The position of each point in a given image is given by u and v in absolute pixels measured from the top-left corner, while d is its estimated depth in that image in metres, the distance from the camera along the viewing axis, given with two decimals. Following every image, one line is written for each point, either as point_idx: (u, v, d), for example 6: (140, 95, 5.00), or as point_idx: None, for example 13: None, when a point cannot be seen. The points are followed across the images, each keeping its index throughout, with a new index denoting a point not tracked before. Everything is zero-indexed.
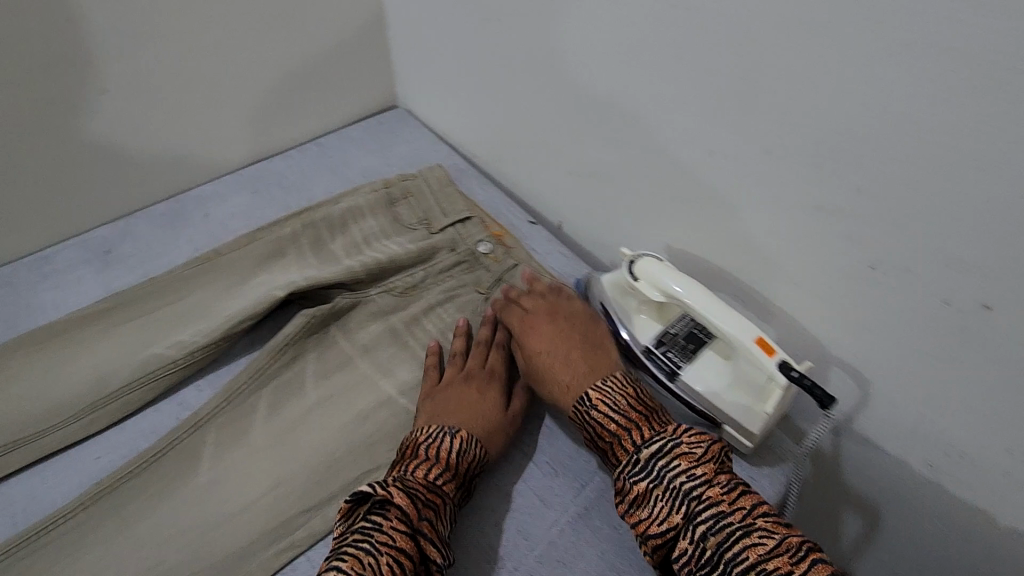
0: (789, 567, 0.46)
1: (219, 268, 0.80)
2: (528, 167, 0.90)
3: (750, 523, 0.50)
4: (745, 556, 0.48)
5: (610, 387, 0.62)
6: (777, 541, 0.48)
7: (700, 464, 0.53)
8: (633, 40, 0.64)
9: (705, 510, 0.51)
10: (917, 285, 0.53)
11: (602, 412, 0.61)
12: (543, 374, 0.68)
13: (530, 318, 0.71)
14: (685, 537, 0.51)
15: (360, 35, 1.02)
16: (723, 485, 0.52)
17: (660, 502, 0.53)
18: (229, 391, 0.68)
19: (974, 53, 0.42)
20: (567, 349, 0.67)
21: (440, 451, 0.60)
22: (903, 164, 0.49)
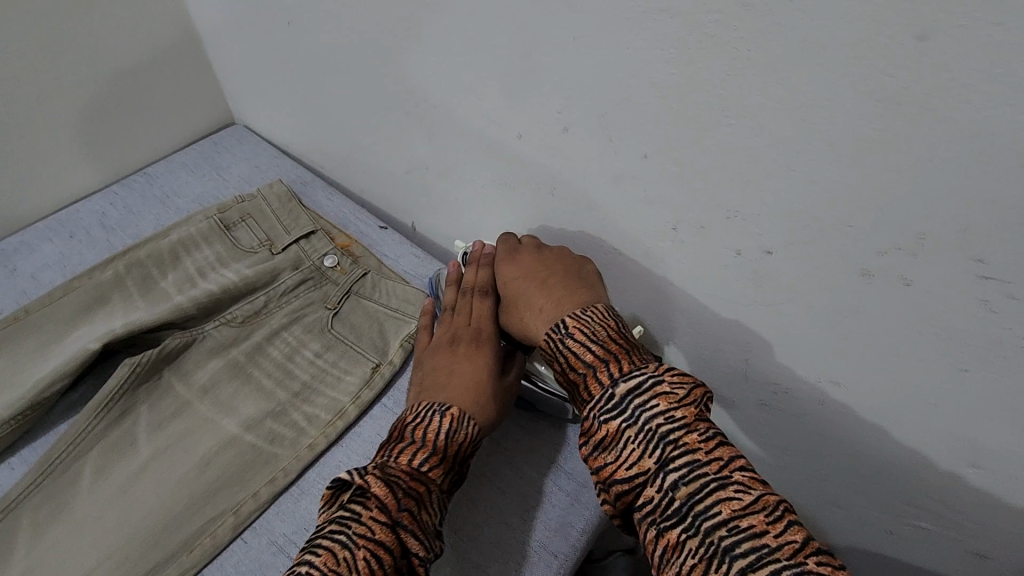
0: (765, 527, 0.42)
1: (27, 329, 0.72)
2: (367, 171, 0.87)
3: (727, 476, 0.45)
4: (718, 512, 0.43)
5: (595, 314, 0.56)
6: (754, 498, 0.43)
7: (681, 406, 0.48)
8: (425, 35, 0.63)
9: (681, 458, 0.46)
10: (709, 238, 0.55)
11: (578, 340, 0.54)
12: (520, 307, 0.62)
13: (517, 252, 0.65)
14: (654, 485, 0.46)
15: (173, 54, 0.94)
16: (703, 432, 0.47)
17: (633, 444, 0.47)
18: (46, 462, 0.61)
19: (712, 31, 0.43)
20: (548, 275, 0.61)
21: (427, 433, 0.55)
22: (674, 126, 0.50)
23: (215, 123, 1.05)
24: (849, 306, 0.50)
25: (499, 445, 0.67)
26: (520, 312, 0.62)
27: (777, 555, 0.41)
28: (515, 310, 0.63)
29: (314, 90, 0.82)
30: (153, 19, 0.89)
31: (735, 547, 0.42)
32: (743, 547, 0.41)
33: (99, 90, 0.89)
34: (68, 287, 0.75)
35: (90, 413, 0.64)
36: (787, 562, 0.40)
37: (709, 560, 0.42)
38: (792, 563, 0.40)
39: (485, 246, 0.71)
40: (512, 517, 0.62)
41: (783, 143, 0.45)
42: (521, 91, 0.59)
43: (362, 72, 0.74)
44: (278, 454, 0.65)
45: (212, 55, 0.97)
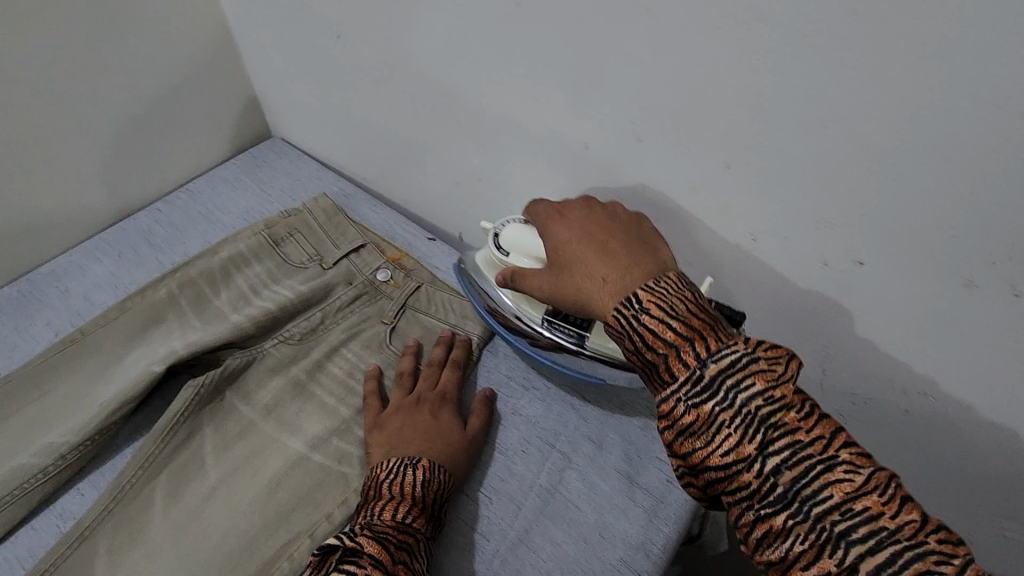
0: (881, 508, 0.39)
1: (87, 351, 0.71)
2: (413, 182, 0.87)
3: (833, 455, 0.41)
4: (828, 495, 0.40)
5: (670, 284, 0.49)
6: (864, 477, 0.40)
7: (778, 384, 0.44)
8: (485, 46, 0.62)
9: (782, 439, 0.42)
10: (792, 247, 0.54)
11: (655, 317, 0.47)
12: (576, 275, 0.55)
13: (567, 217, 0.59)
14: (753, 471, 0.42)
15: (212, 70, 0.93)
16: (801, 409, 0.43)
17: (730, 430, 0.43)
18: (118, 487, 0.61)
19: (816, 42, 0.42)
20: (607, 241, 0.55)
21: (403, 487, 0.57)
22: (761, 136, 0.49)
23: (251, 136, 1.04)
24: (946, 314, 0.49)
25: (569, 459, 0.66)
26: (574, 280, 0.55)
27: (896, 536, 0.38)
28: (569, 278, 0.56)
29: (360, 102, 0.82)
30: (191, 33, 0.88)
31: (851, 532, 0.39)
32: (857, 532, 0.39)
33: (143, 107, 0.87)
34: (123, 307, 0.74)
35: (157, 438, 0.64)
36: (907, 543, 0.38)
37: (820, 546, 0.39)
38: (914, 544, 0.38)
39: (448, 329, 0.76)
40: (590, 534, 0.61)
41: (884, 153, 0.44)
42: (589, 103, 0.58)
43: (413, 84, 0.73)
44: (347, 473, 0.64)
45: (248, 69, 0.96)
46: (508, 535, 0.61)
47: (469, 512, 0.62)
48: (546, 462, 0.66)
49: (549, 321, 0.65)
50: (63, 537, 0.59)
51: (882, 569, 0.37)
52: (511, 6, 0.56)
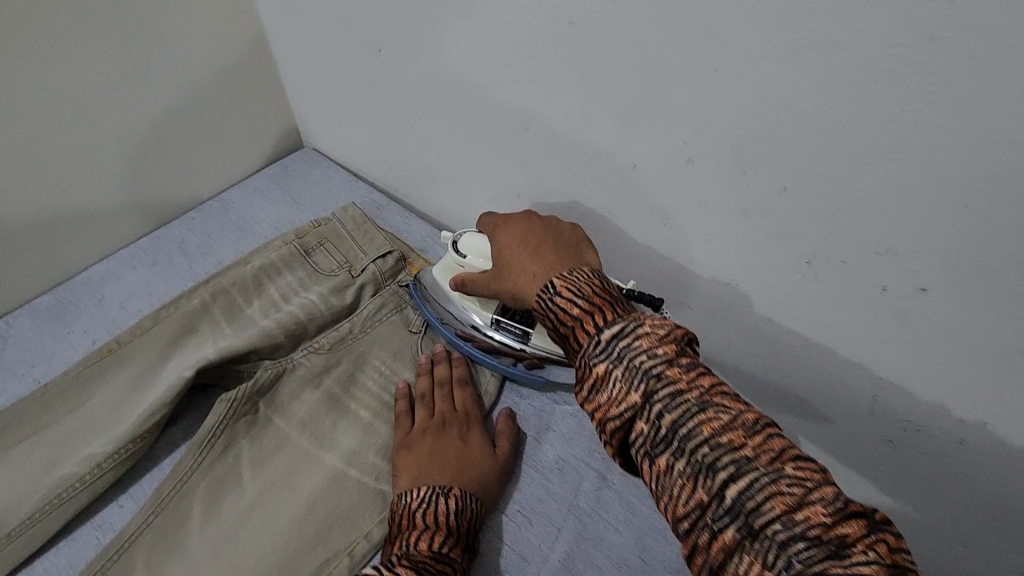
0: (744, 440, 0.39)
1: (123, 361, 0.71)
2: (446, 194, 0.86)
3: (708, 399, 0.42)
4: (699, 432, 0.40)
5: (582, 274, 0.53)
6: (733, 416, 0.41)
7: (662, 344, 0.44)
8: (534, 63, 0.61)
9: (665, 389, 0.42)
10: (850, 273, 0.53)
11: (565, 298, 0.50)
12: (515, 271, 0.59)
13: (510, 224, 0.63)
14: (642, 418, 0.43)
15: (250, 81, 0.93)
16: (685, 364, 0.44)
17: (620, 384, 0.44)
18: (157, 501, 0.61)
19: (896, 70, 0.41)
20: (542, 242, 0.58)
21: (437, 517, 0.56)
22: (825, 160, 0.48)
23: (283, 147, 1.04)
24: (1013, 345, 0.48)
25: (607, 478, 0.66)
26: (513, 276, 0.59)
27: (755, 463, 0.38)
28: (510, 277, 0.59)
29: (397, 115, 0.82)
30: (231, 44, 0.88)
31: (717, 461, 0.39)
32: (724, 463, 0.39)
33: (181, 118, 0.88)
34: (157, 317, 0.74)
35: (195, 451, 0.64)
36: (764, 470, 0.38)
37: (694, 476, 0.39)
38: (769, 470, 0.38)
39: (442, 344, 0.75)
40: (631, 556, 0.60)
41: (958, 181, 0.43)
42: (640, 122, 0.57)
43: (455, 98, 0.72)
44: (383, 489, 0.64)
45: (283, 80, 0.96)
46: (550, 558, 0.60)
47: (508, 532, 0.61)
48: (583, 480, 0.66)
49: (496, 321, 0.68)
50: (103, 550, 0.59)
51: (741, 493, 0.37)
52: (565, 24, 0.55)
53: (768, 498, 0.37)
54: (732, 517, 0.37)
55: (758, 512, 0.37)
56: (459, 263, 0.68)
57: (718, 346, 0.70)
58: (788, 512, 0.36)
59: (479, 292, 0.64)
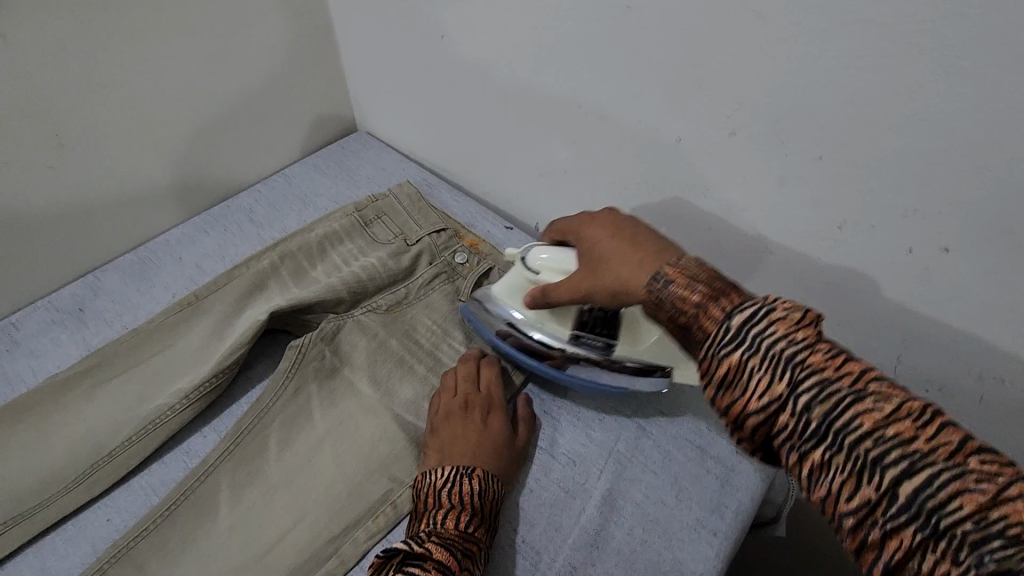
0: (914, 432, 0.38)
1: (201, 311, 0.78)
2: (495, 173, 0.93)
3: (863, 388, 0.41)
4: (861, 426, 0.39)
5: (691, 260, 0.53)
6: (895, 406, 0.39)
7: (800, 328, 0.44)
8: (589, 45, 0.67)
9: (814, 378, 0.41)
10: (878, 236, 0.58)
11: (680, 286, 0.50)
12: (613, 263, 0.57)
13: (594, 221, 0.63)
14: (788, 408, 0.42)
15: (315, 65, 1.00)
16: (829, 350, 0.43)
17: (758, 373, 0.43)
18: (239, 432, 0.68)
19: (922, 45, 0.47)
20: (634, 233, 0.58)
21: (462, 497, 0.60)
22: (857, 129, 0.53)
23: (339, 131, 1.11)
24: None
25: (645, 429, 0.71)
26: (613, 267, 0.57)
27: (931, 457, 0.37)
28: (608, 270, 0.58)
29: (453, 98, 0.88)
30: (301, 28, 0.95)
31: (885, 456, 0.38)
32: (892, 459, 0.38)
33: (254, 98, 0.95)
34: (232, 274, 0.81)
35: (275, 386, 0.71)
36: (944, 463, 0.37)
37: (857, 473, 0.39)
38: (949, 465, 0.37)
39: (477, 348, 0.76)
40: (667, 496, 0.66)
41: (978, 144, 0.48)
42: (686, 100, 0.63)
43: (512, 80, 0.79)
44: None
45: (344, 66, 1.03)
46: (592, 495, 0.66)
47: (555, 472, 0.68)
48: (626, 429, 0.71)
49: (577, 335, 0.69)
50: (192, 471, 0.65)
51: (920, 491, 0.37)
52: (621, 9, 0.62)
53: (952, 496, 0.36)
54: (910, 516, 0.37)
55: (942, 512, 0.36)
56: (534, 280, 0.69)
57: None
58: (977, 510, 0.35)
59: (565, 292, 0.63)
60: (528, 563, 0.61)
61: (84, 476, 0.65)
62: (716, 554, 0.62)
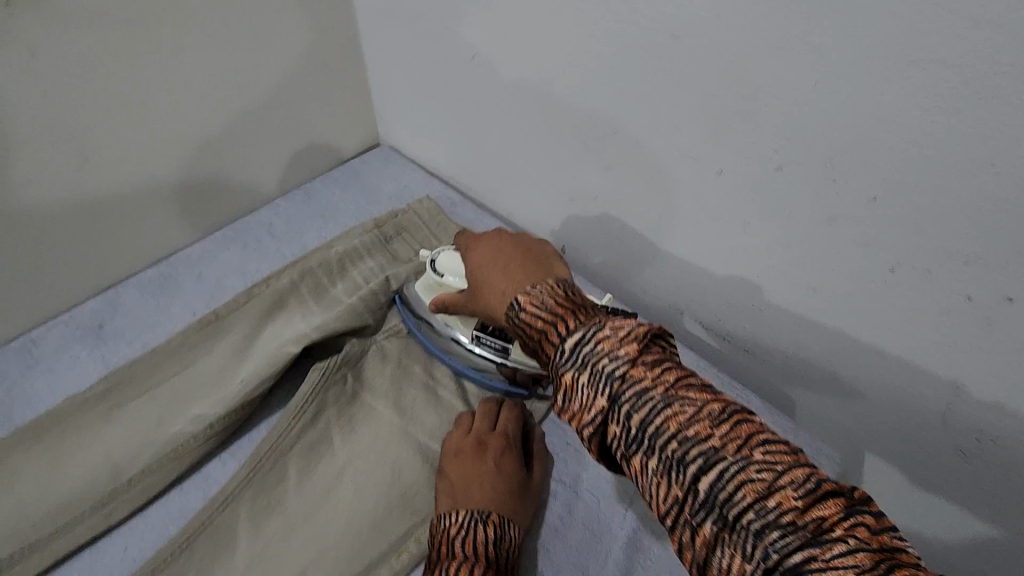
0: (711, 431, 0.41)
1: (221, 331, 0.76)
2: (521, 193, 0.91)
3: (674, 394, 0.43)
4: (667, 429, 0.42)
5: (547, 283, 0.53)
6: (699, 408, 0.42)
7: (624, 343, 0.45)
8: (628, 70, 0.65)
9: (631, 389, 0.44)
10: (935, 281, 0.55)
11: (529, 312, 0.51)
12: (486, 291, 0.58)
13: (481, 241, 0.63)
14: (613, 419, 0.44)
15: (341, 78, 0.99)
16: (647, 360, 0.45)
17: (586, 389, 0.45)
18: (256, 460, 0.66)
19: (994, 87, 0.44)
20: (510, 258, 0.58)
21: (476, 546, 0.55)
22: (919, 170, 0.51)
23: (363, 145, 1.10)
24: None
25: None
26: (486, 297, 0.58)
27: (723, 454, 0.40)
28: (486, 294, 0.58)
29: (481, 117, 0.87)
30: (329, 42, 0.94)
31: (687, 456, 0.41)
32: (694, 458, 0.41)
33: (279, 112, 0.94)
34: (251, 293, 0.79)
35: (287, 421, 0.68)
36: (733, 458, 0.40)
37: (666, 472, 0.41)
38: (738, 459, 0.40)
39: (491, 395, 0.73)
40: None
41: None
42: (731, 130, 0.60)
43: (544, 102, 0.77)
44: None
45: (372, 80, 1.02)
46: (620, 538, 0.63)
47: (580, 511, 0.65)
48: None
49: (478, 336, 0.71)
50: (210, 501, 0.64)
51: (714, 485, 0.39)
52: (665, 36, 0.59)
53: (739, 488, 0.39)
54: (706, 509, 0.40)
55: (731, 504, 0.39)
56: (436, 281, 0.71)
57: (789, 349, 0.72)
58: (758, 499, 0.38)
59: (460, 307, 0.65)
60: None
61: (101, 504, 0.64)
62: None
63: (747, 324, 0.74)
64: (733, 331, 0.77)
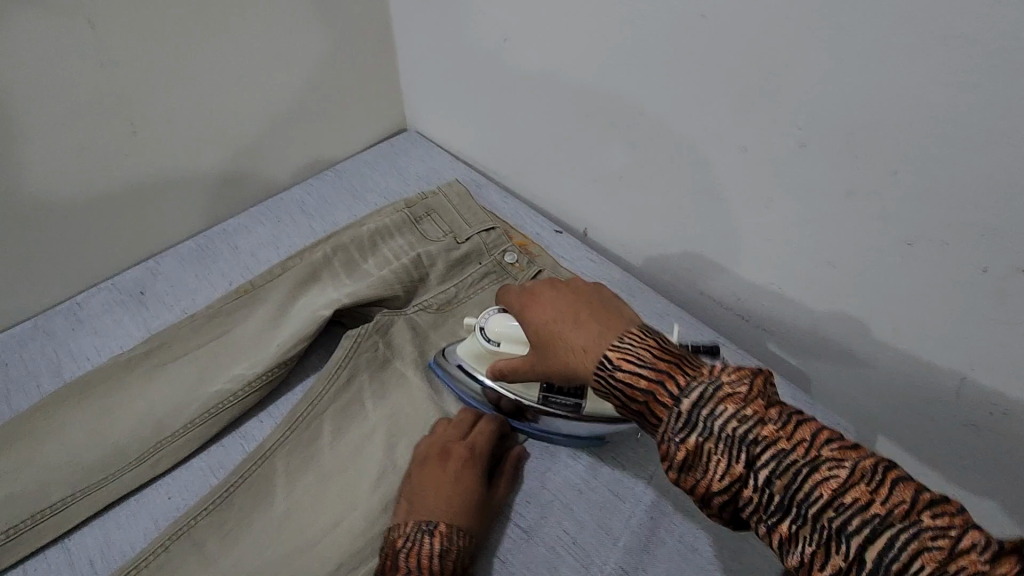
0: (869, 495, 0.40)
1: (257, 299, 0.79)
2: (547, 175, 0.93)
3: (817, 455, 0.42)
4: (819, 496, 0.41)
5: (631, 338, 0.53)
6: (847, 469, 0.41)
7: (749, 402, 0.45)
8: (657, 52, 0.68)
9: (769, 452, 0.43)
10: (952, 254, 0.57)
11: (626, 371, 0.51)
12: (556, 351, 0.57)
13: (535, 296, 0.62)
14: (750, 486, 0.43)
15: (375, 62, 1.02)
16: (777, 419, 0.44)
17: (716, 458, 0.44)
18: (293, 419, 0.69)
19: (1012, 60, 0.46)
20: (577, 313, 0.57)
21: (419, 559, 0.57)
22: (939, 144, 0.53)
23: (392, 129, 1.13)
24: None
25: None
26: (558, 353, 0.57)
27: (889, 520, 0.39)
28: (557, 354, 0.57)
29: (511, 99, 0.89)
30: (364, 26, 0.97)
31: (846, 524, 0.40)
32: (855, 526, 0.40)
33: (314, 93, 0.97)
34: (286, 265, 0.82)
35: (325, 380, 0.72)
36: (900, 524, 0.39)
37: (823, 543, 0.40)
38: (906, 524, 0.38)
39: (468, 407, 0.72)
40: None
41: None
42: (756, 109, 0.63)
43: (573, 84, 0.79)
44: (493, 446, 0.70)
45: (404, 63, 1.04)
46: (642, 502, 0.66)
47: (604, 476, 0.68)
48: None
49: (545, 396, 0.68)
50: (249, 455, 0.67)
51: (883, 555, 0.38)
52: (695, 16, 0.62)
53: (913, 556, 0.37)
54: None
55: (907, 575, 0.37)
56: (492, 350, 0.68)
57: (809, 326, 0.74)
58: (939, 566, 0.37)
59: (527, 372, 0.62)
60: (578, 565, 0.62)
61: (147, 454, 0.67)
62: (766, 564, 0.62)
63: (768, 301, 0.76)
64: (753, 309, 0.79)
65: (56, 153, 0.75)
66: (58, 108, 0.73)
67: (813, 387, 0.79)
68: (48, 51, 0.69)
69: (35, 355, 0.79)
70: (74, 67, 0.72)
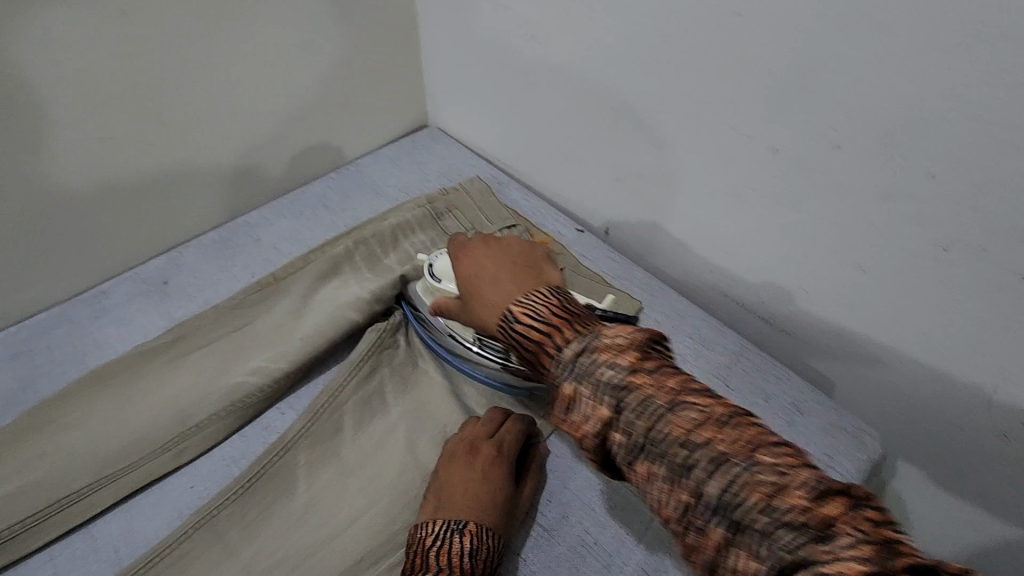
0: (715, 436, 0.43)
1: (279, 292, 0.79)
2: (570, 174, 0.92)
3: (677, 400, 0.45)
4: (671, 435, 0.44)
5: (538, 294, 0.57)
6: (700, 412, 0.44)
7: (623, 352, 0.48)
8: (687, 49, 0.67)
9: (637, 397, 0.46)
10: (991, 259, 0.56)
11: (524, 324, 0.55)
12: (477, 302, 0.63)
13: (468, 251, 0.68)
14: (616, 427, 0.46)
15: (398, 57, 1.02)
16: (650, 370, 0.48)
17: (589, 400, 0.48)
18: (315, 410, 0.69)
19: None
20: (498, 270, 0.63)
21: (451, 557, 0.56)
22: (982, 146, 0.52)
23: (413, 125, 1.12)
24: None
25: None
26: (478, 303, 0.63)
27: (729, 457, 0.41)
28: (477, 305, 0.63)
29: (535, 96, 0.89)
30: (389, 20, 0.97)
31: (693, 460, 0.42)
32: (700, 462, 0.42)
33: (337, 88, 0.97)
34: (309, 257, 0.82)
35: (347, 372, 0.72)
36: (740, 463, 0.41)
37: (673, 479, 0.43)
38: (745, 462, 0.41)
39: (497, 407, 0.71)
40: None
41: None
42: (788, 109, 0.62)
43: (599, 81, 0.79)
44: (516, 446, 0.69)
45: (427, 59, 1.04)
46: None
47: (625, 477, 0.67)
48: None
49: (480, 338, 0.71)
50: (271, 446, 0.67)
51: (721, 489, 0.40)
52: (728, 14, 0.61)
53: (745, 490, 0.40)
54: (715, 514, 0.40)
55: (737, 504, 0.39)
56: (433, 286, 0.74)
57: (837, 331, 0.73)
58: (768, 500, 0.39)
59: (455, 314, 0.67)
60: (600, 566, 0.61)
61: (170, 443, 0.68)
62: None
63: (794, 305, 0.75)
64: (778, 313, 0.78)
65: (85, 141, 0.76)
66: (88, 96, 0.73)
67: (839, 392, 0.78)
68: (81, 38, 0.70)
69: (61, 343, 0.80)
70: (106, 56, 0.72)
